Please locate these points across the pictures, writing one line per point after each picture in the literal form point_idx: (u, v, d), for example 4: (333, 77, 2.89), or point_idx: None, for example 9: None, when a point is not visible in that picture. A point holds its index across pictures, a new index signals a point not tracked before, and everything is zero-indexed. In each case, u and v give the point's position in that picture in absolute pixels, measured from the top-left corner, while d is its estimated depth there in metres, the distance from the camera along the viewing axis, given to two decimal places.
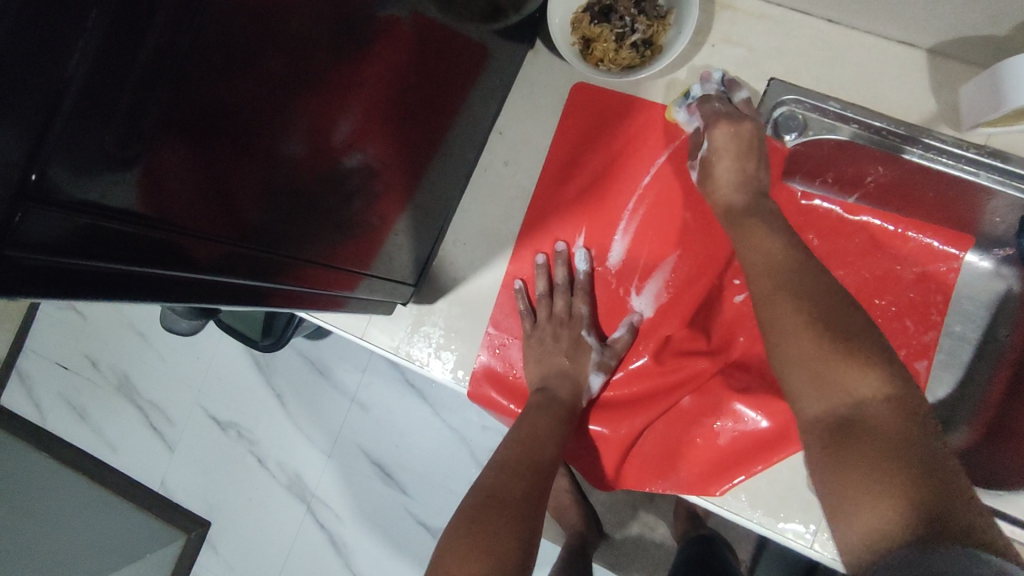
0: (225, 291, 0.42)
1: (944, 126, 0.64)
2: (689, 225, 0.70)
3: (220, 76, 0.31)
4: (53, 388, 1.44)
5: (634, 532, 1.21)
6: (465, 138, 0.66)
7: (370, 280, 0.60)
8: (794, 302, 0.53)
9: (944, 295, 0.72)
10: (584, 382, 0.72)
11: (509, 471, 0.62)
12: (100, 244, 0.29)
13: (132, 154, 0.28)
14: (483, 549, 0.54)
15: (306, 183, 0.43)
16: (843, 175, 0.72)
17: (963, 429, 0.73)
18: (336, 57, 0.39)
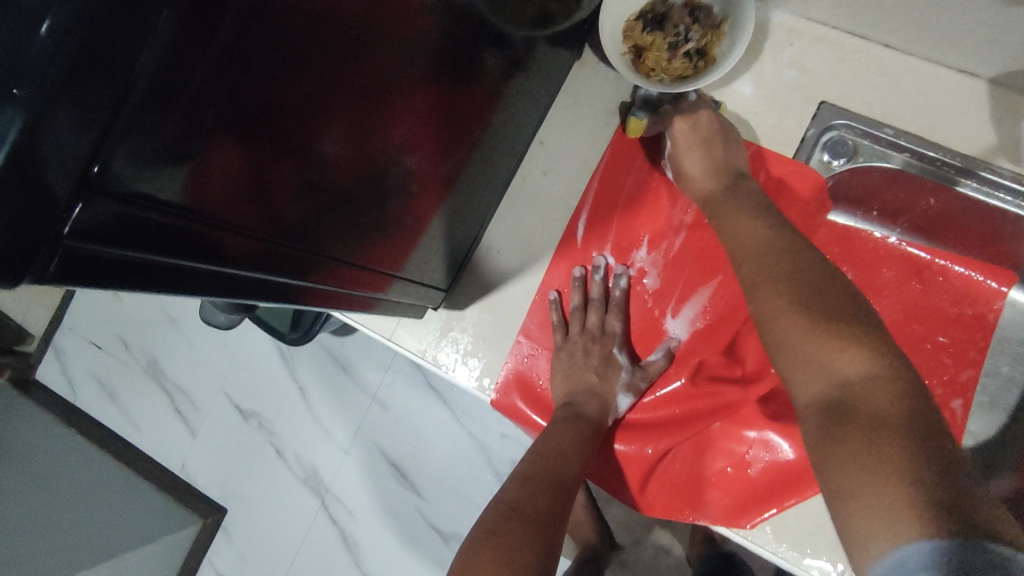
0: (260, 288, 0.42)
1: (1003, 160, 0.61)
2: (686, 170, 0.65)
3: (269, 74, 0.31)
4: (86, 365, 1.48)
5: (648, 552, 1.19)
6: (505, 146, 0.66)
7: (403, 282, 0.60)
8: (777, 282, 0.50)
9: (980, 335, 0.70)
10: (612, 402, 0.71)
11: (532, 484, 0.61)
12: (146, 234, 0.30)
13: (180, 148, 0.28)
14: (506, 558, 0.53)
15: (343, 184, 0.44)
16: (892, 204, 0.70)
17: (1006, 475, 0.69)
18: (383, 57, 0.39)
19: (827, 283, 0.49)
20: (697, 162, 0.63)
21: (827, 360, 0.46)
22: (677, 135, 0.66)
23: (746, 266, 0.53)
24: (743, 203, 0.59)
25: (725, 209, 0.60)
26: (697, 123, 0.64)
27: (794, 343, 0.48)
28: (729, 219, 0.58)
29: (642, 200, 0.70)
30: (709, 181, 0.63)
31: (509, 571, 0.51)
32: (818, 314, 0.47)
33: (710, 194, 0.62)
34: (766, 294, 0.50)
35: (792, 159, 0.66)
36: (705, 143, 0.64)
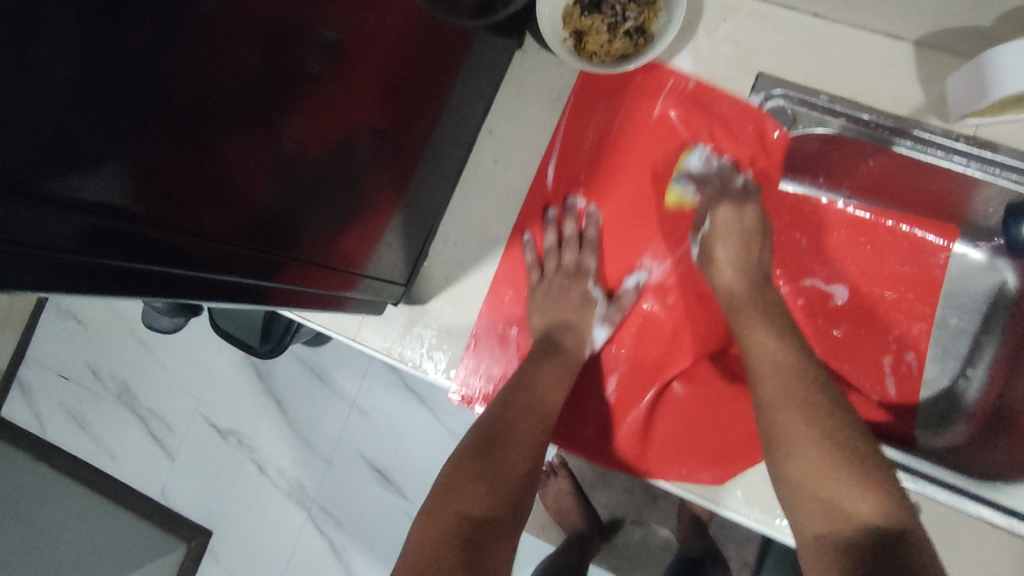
0: (223, 291, 0.42)
1: (932, 117, 0.63)
2: (718, 260, 0.69)
3: (194, 71, 0.31)
4: (52, 397, 1.44)
5: (636, 535, 1.22)
6: (452, 137, 0.66)
7: (369, 281, 0.61)
8: (799, 400, 0.58)
9: (921, 295, 0.74)
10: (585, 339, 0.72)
11: (521, 411, 0.63)
12: (81, 235, 0.30)
13: (105, 148, 0.29)
14: (491, 481, 0.58)
15: (296, 183, 0.44)
16: (835, 169, 0.72)
17: (962, 422, 0.72)
18: (321, 52, 0.39)
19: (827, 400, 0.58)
20: (731, 254, 0.68)
21: (847, 493, 0.52)
22: (719, 217, 0.69)
23: (761, 387, 0.60)
24: (770, 312, 0.66)
25: (749, 313, 0.66)
26: (741, 214, 0.70)
27: (786, 415, 0.57)
28: (750, 321, 0.65)
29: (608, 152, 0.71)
30: (740, 279, 0.68)
31: (500, 498, 0.56)
32: (833, 434, 0.55)
33: (737, 296, 0.67)
34: (776, 417, 0.58)
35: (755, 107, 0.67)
36: (748, 234, 0.70)
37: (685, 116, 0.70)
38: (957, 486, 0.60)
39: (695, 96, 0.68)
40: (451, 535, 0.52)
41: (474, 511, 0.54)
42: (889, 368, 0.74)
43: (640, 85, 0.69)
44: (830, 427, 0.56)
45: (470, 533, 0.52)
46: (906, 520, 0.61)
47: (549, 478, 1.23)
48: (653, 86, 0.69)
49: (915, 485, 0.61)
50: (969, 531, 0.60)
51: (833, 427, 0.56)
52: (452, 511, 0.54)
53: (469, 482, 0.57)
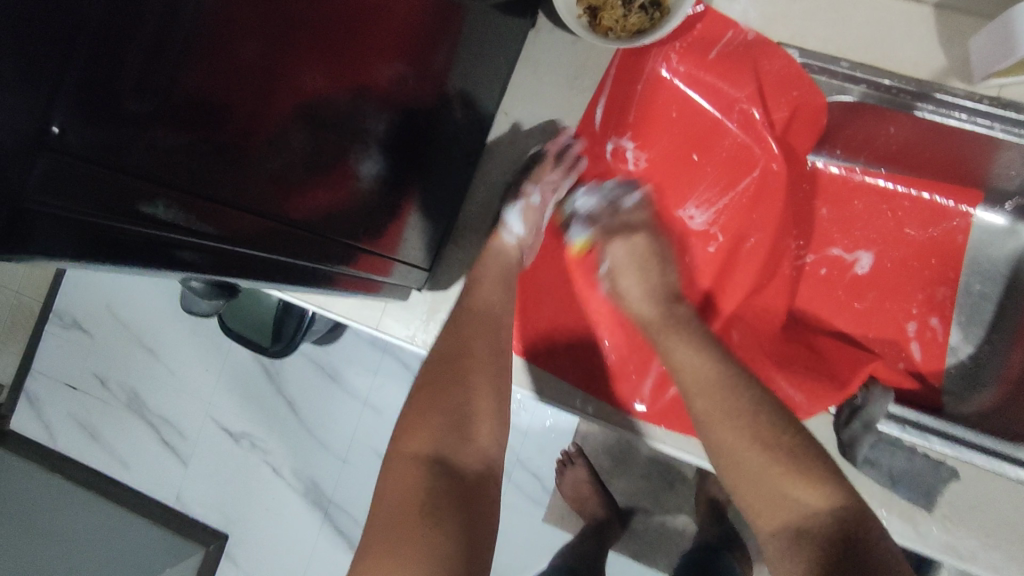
0: (266, 269, 0.43)
1: (955, 80, 0.62)
2: (623, 293, 0.70)
3: (228, 44, 0.32)
4: (61, 408, 1.42)
5: (656, 518, 1.22)
6: (470, 119, 0.64)
7: (402, 265, 0.61)
8: (736, 418, 0.57)
9: (940, 258, 0.75)
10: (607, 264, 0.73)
11: (459, 329, 0.62)
12: (131, 206, 0.31)
13: (146, 114, 0.30)
14: (440, 409, 0.60)
15: (327, 161, 0.44)
16: (853, 139, 0.71)
17: (990, 388, 0.71)
18: (347, 28, 0.40)
19: (761, 406, 0.57)
20: (635, 286, 0.69)
21: (786, 492, 0.53)
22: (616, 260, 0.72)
23: (694, 400, 0.59)
24: (692, 330, 0.64)
25: (669, 333, 0.64)
26: (632, 246, 0.72)
27: (730, 446, 0.56)
28: (677, 336, 0.63)
29: (653, 101, 0.69)
30: (647, 307, 0.68)
31: (445, 426, 0.59)
32: (769, 439, 0.55)
33: (652, 323, 0.66)
34: (720, 439, 0.57)
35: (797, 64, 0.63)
36: (637, 266, 0.71)
37: (738, 71, 0.66)
38: (992, 449, 0.60)
39: (749, 53, 0.63)
40: (417, 481, 0.56)
41: (429, 450, 0.58)
42: (914, 333, 0.75)
43: (699, 35, 0.64)
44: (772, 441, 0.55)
45: (431, 475, 0.57)
46: (944, 486, 0.59)
47: (566, 467, 1.21)
48: (713, 33, 0.63)
49: (953, 451, 0.60)
50: (1008, 496, 0.59)
51: (775, 440, 0.55)
52: (410, 452, 0.58)
53: (425, 420, 0.60)
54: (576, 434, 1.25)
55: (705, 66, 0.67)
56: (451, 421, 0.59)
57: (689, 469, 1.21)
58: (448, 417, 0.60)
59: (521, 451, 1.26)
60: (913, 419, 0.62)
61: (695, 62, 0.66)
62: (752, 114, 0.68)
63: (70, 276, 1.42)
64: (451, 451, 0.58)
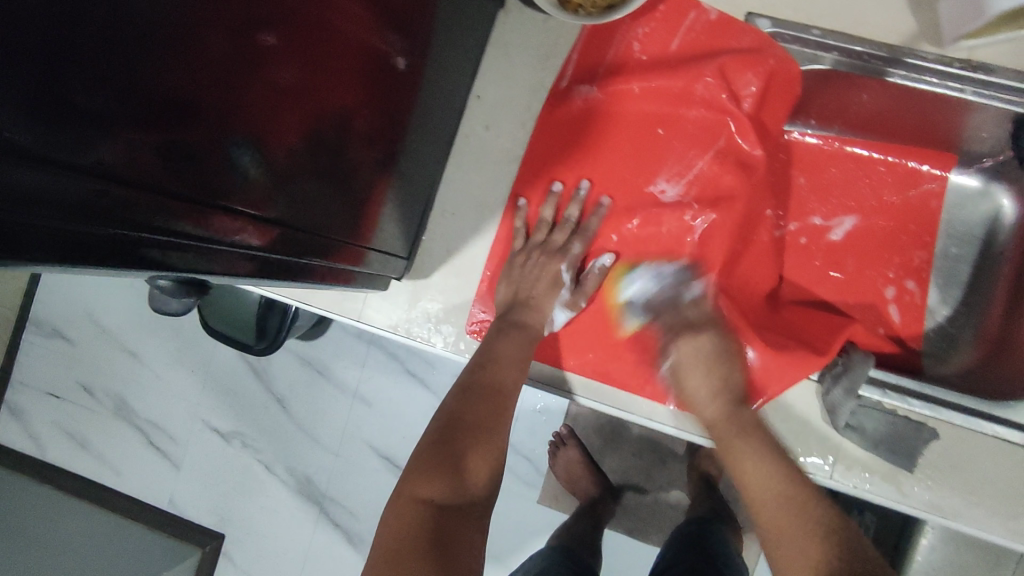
0: (227, 262, 0.42)
1: (925, 44, 0.62)
2: (689, 393, 0.66)
3: (183, 39, 0.31)
4: (45, 418, 1.40)
5: (649, 495, 1.24)
6: (441, 102, 0.63)
7: (376, 254, 0.59)
8: (746, 448, 0.63)
9: (917, 224, 0.76)
10: (676, 353, 0.68)
11: (467, 394, 0.64)
12: (82, 205, 0.30)
13: (98, 114, 0.29)
14: (442, 465, 0.60)
15: (293, 153, 0.44)
16: (827, 107, 0.71)
17: (967, 348, 0.73)
18: (311, 20, 0.39)
19: (754, 427, 0.64)
20: (703, 384, 0.66)
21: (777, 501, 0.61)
22: (680, 359, 0.68)
23: (746, 475, 0.63)
24: (760, 445, 0.62)
25: (737, 446, 0.64)
26: (699, 348, 0.67)
27: (747, 469, 0.63)
28: (742, 456, 0.63)
29: (624, 73, 0.65)
30: (714, 411, 0.66)
31: (445, 476, 0.59)
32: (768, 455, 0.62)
33: (715, 430, 0.65)
34: (735, 459, 0.64)
35: (770, 39, 0.64)
36: (710, 364, 0.66)
37: (710, 40, 0.65)
38: (970, 408, 0.61)
39: (715, 31, 0.64)
40: (420, 526, 0.55)
41: (439, 497, 0.58)
42: (892, 297, 0.75)
43: (663, 12, 0.65)
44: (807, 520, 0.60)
45: (433, 516, 0.56)
46: (925, 447, 0.61)
47: (559, 449, 1.22)
48: (675, 18, 0.65)
49: (933, 411, 0.61)
50: (988, 453, 0.60)
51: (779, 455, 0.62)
52: (412, 496, 0.58)
53: (433, 463, 0.60)
54: (567, 417, 1.26)
55: (682, 34, 0.65)
56: (452, 475, 0.60)
57: (680, 445, 1.23)
58: (449, 473, 0.59)
59: (513, 435, 1.28)
60: (892, 383, 0.64)
61: (660, 41, 0.65)
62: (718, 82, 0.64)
63: (47, 283, 1.40)
64: (452, 499, 0.58)
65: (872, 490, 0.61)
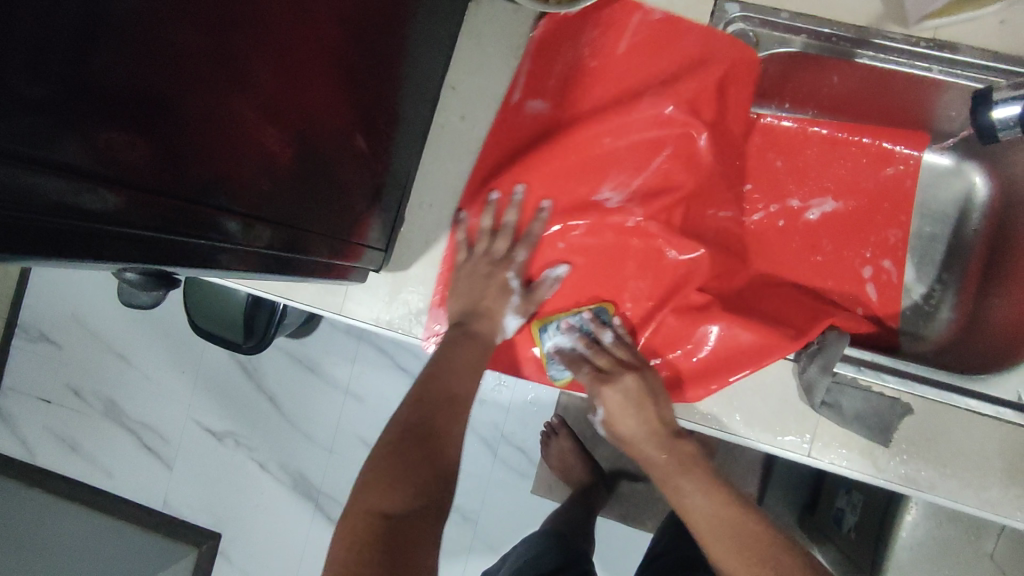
0: (208, 257, 0.43)
1: (892, 25, 0.63)
2: (623, 432, 0.66)
3: (146, 37, 0.32)
4: (36, 423, 1.39)
5: (641, 482, 1.25)
6: (415, 93, 0.63)
7: (355, 248, 0.60)
8: (688, 480, 0.63)
9: (892, 203, 0.76)
10: (603, 401, 0.65)
11: (422, 401, 0.59)
12: (60, 202, 0.31)
13: (68, 112, 0.30)
14: (400, 476, 0.53)
15: (266, 148, 0.45)
16: (800, 90, 0.72)
17: (943, 321, 0.75)
18: (273, 16, 0.40)
19: (693, 460, 0.64)
20: (635, 424, 0.64)
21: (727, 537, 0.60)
22: (607, 401, 0.65)
23: (690, 511, 0.62)
24: (697, 475, 0.63)
25: (679, 479, 0.63)
26: (626, 389, 0.64)
27: (691, 504, 0.62)
28: (686, 487, 0.63)
29: (573, 80, 0.65)
30: (650, 449, 0.64)
31: (405, 488, 0.52)
32: (710, 487, 0.62)
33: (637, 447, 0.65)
34: (678, 494, 0.63)
35: (721, 34, 0.64)
36: (638, 405, 0.64)
37: (654, 41, 0.64)
38: (950, 384, 0.62)
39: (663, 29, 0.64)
40: (373, 545, 0.49)
41: (394, 510, 0.51)
42: (869, 275, 0.76)
43: (609, 17, 0.65)
44: (761, 551, 0.58)
45: (387, 533, 0.50)
46: (899, 421, 0.62)
47: (550, 439, 1.23)
48: (620, 21, 0.65)
49: (909, 386, 0.61)
50: (959, 424, 0.62)
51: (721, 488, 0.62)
52: (365, 511, 0.51)
53: (387, 476, 0.53)
54: (557, 406, 1.27)
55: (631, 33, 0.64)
56: (412, 487, 0.53)
57: None
58: (410, 484, 0.53)
59: (505, 426, 1.28)
60: (868, 359, 0.63)
61: (608, 47, 0.65)
62: (671, 79, 0.64)
63: (32, 287, 1.39)
64: (409, 514, 0.52)
65: (849, 465, 0.63)
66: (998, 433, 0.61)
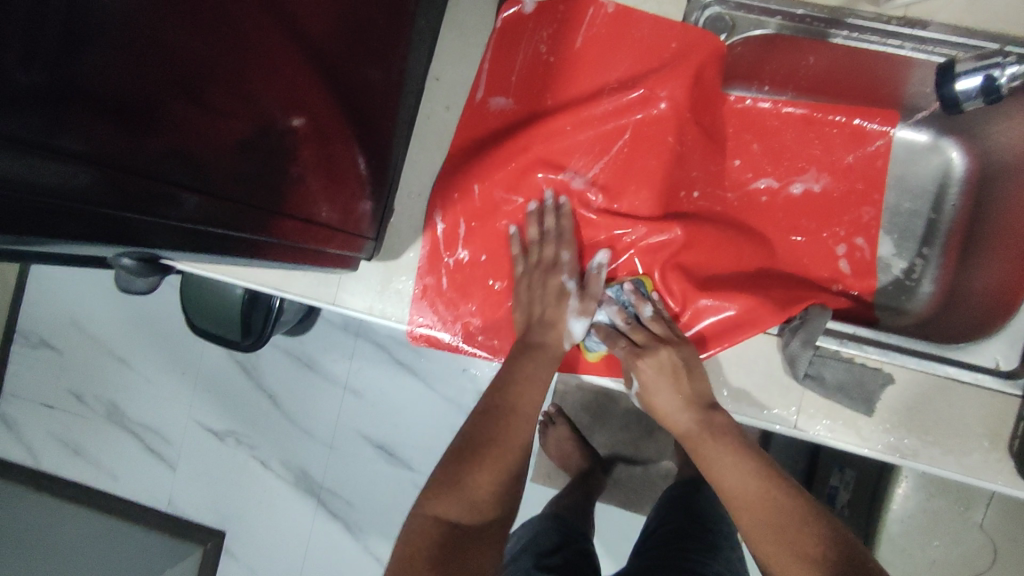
0: (201, 242, 0.45)
1: (864, 4, 0.64)
2: (657, 408, 0.64)
3: (131, 31, 0.34)
4: (39, 428, 1.40)
5: (640, 467, 1.27)
6: (399, 84, 0.64)
7: (346, 236, 0.61)
8: (724, 450, 0.59)
9: (865, 182, 0.75)
10: (639, 376, 0.64)
11: (490, 415, 0.61)
12: (57, 185, 0.33)
13: (58, 101, 0.32)
14: (466, 487, 0.55)
15: (255, 138, 0.47)
16: (778, 71, 0.73)
17: (924, 298, 0.76)
18: (256, 12, 0.42)
19: (732, 430, 0.61)
20: (669, 401, 0.63)
21: (762, 506, 0.56)
22: (643, 377, 0.64)
23: (725, 481, 0.59)
24: (733, 444, 0.60)
25: (709, 449, 0.60)
26: (660, 361, 0.64)
27: (728, 474, 0.59)
28: (720, 454, 0.59)
29: (535, 76, 0.67)
30: (685, 421, 0.62)
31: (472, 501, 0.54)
32: (744, 455, 0.59)
33: (692, 437, 0.61)
34: (711, 463, 0.60)
35: (679, 23, 0.65)
36: (675, 377, 0.63)
37: (611, 31, 0.66)
38: (928, 352, 0.64)
39: (616, 21, 0.66)
40: (434, 552, 0.51)
41: (459, 520, 0.53)
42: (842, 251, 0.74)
43: (564, 13, 0.66)
44: (788, 523, 0.55)
45: (450, 542, 0.52)
46: (882, 391, 0.63)
47: (548, 428, 1.25)
48: (575, 14, 0.66)
49: (887, 355, 0.64)
50: (941, 393, 0.63)
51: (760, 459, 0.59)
52: (435, 516, 0.53)
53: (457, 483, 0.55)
54: (554, 395, 1.29)
55: (588, 22, 0.66)
56: (475, 500, 0.55)
57: None
58: (475, 496, 0.55)
59: None
60: (849, 333, 0.66)
61: (565, 42, 0.66)
62: (633, 68, 0.66)
63: (30, 294, 1.40)
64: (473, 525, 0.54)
65: (833, 435, 0.64)
66: (981, 401, 0.62)
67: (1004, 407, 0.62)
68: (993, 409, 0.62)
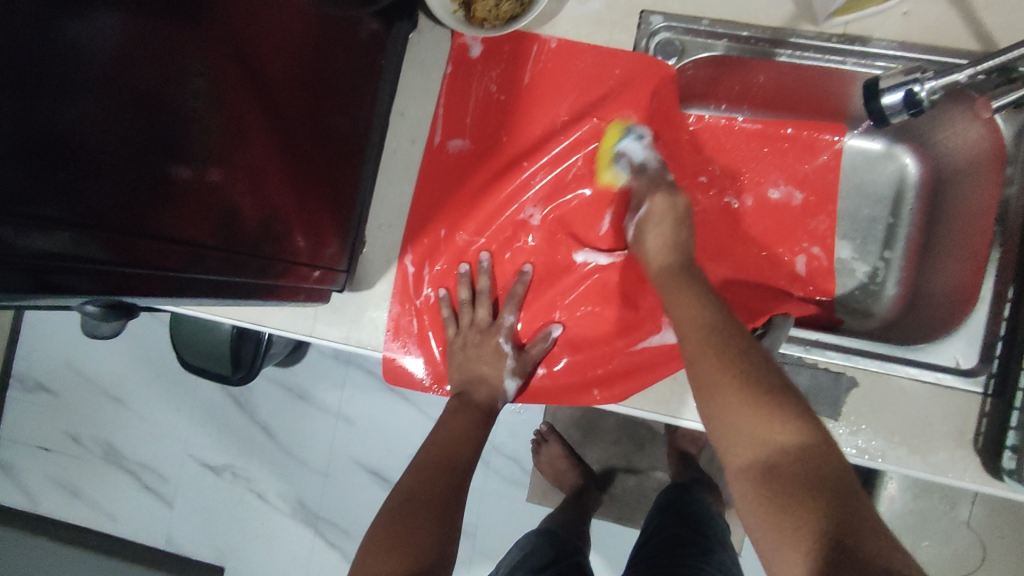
0: (184, 284, 0.47)
1: (805, 24, 0.67)
2: (646, 245, 0.67)
3: (102, 95, 0.37)
4: (36, 472, 1.41)
5: (635, 480, 1.27)
6: (361, 123, 0.66)
7: (321, 271, 0.64)
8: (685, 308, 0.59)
9: (818, 197, 0.77)
10: (651, 203, 0.68)
11: (426, 471, 0.65)
12: (42, 241, 0.35)
13: (39, 165, 0.34)
14: (402, 545, 0.57)
15: (230, 184, 0.49)
16: (731, 91, 0.75)
17: (887, 302, 0.78)
18: (218, 68, 0.45)
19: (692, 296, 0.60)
20: (658, 240, 0.66)
21: (719, 370, 0.53)
22: (652, 207, 0.68)
23: (685, 342, 0.57)
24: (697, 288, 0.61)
25: (676, 283, 0.62)
26: (674, 204, 0.68)
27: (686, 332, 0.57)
28: (681, 302, 0.60)
29: (487, 115, 0.70)
30: (665, 258, 0.65)
31: (408, 555, 0.56)
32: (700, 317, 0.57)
33: (669, 273, 0.64)
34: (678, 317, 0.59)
35: (630, 53, 0.68)
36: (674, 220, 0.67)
37: (557, 65, 0.69)
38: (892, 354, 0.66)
39: (558, 57, 0.69)
40: None
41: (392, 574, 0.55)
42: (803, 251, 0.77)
43: (510, 52, 0.70)
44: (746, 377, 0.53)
45: None
46: (847, 395, 0.65)
47: (540, 446, 1.25)
48: (520, 55, 0.69)
49: (848, 362, 0.65)
50: (907, 395, 0.64)
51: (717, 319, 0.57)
52: None
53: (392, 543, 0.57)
54: (545, 414, 1.29)
55: (535, 58, 0.69)
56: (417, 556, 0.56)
57: (658, 426, 1.26)
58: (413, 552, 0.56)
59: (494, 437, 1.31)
60: (814, 340, 0.68)
61: (514, 81, 0.70)
62: (582, 101, 0.70)
63: (24, 339, 1.41)
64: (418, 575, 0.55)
65: None
66: (944, 400, 0.64)
67: (966, 405, 0.63)
68: (956, 407, 0.63)
